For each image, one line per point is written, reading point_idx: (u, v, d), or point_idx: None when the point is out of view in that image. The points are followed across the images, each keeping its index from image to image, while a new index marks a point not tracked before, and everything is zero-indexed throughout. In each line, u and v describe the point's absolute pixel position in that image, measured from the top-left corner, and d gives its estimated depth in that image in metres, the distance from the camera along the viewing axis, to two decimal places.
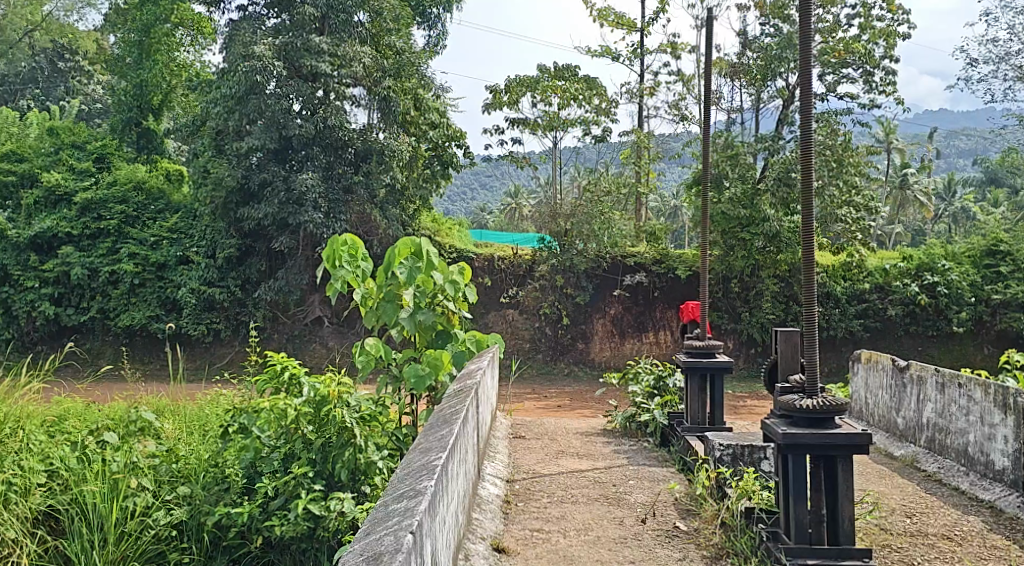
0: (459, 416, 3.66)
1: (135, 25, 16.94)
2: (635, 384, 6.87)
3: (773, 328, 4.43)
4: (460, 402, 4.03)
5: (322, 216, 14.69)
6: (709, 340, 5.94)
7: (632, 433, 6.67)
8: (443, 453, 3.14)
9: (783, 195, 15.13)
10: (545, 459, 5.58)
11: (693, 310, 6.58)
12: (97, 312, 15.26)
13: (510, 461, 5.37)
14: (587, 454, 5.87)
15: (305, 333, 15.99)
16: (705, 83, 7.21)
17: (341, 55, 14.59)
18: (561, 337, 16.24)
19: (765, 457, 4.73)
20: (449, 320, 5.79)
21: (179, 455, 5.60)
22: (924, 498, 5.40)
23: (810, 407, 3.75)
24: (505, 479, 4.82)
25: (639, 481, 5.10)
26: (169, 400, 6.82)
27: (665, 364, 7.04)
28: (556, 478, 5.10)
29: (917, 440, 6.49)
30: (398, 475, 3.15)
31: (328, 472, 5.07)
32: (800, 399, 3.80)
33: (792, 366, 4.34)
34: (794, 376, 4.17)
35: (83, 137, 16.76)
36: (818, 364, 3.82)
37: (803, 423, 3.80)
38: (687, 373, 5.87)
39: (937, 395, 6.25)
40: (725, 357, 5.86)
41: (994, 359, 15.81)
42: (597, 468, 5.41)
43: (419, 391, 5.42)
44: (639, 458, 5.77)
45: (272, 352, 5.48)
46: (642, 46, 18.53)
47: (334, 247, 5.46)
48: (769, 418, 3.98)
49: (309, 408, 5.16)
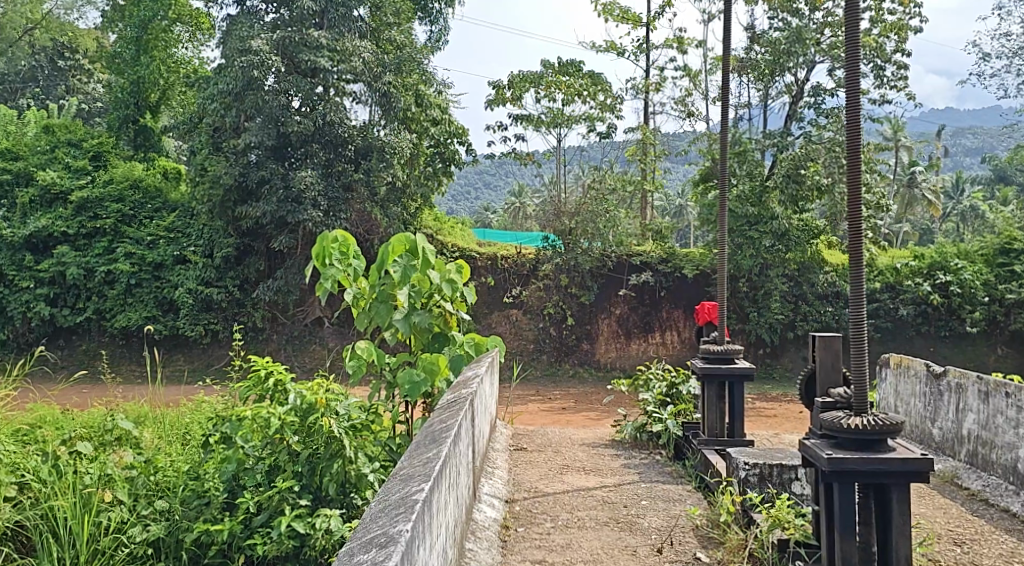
0: (450, 434, 3.28)
1: (132, 20, 16.71)
2: (646, 392, 6.49)
3: (812, 334, 4.01)
4: (452, 417, 3.62)
5: (322, 215, 14.37)
6: (728, 344, 5.53)
7: (643, 445, 6.30)
8: (425, 483, 2.76)
9: (792, 192, 14.87)
10: (548, 474, 5.23)
11: (710, 311, 6.06)
12: (93, 312, 14.95)
13: (510, 478, 5.01)
14: (595, 468, 5.50)
15: (305, 334, 15.66)
16: (724, 75, 6.82)
17: (340, 49, 14.23)
18: (566, 337, 15.88)
19: (795, 477, 4.40)
20: (447, 322, 5.44)
21: (158, 467, 5.25)
22: (971, 522, 5.04)
23: (857, 427, 3.38)
24: (504, 499, 4.47)
25: (653, 502, 4.74)
26: (151, 406, 6.49)
27: (678, 370, 6.68)
28: (559, 497, 4.74)
29: (955, 453, 6.14)
30: (372, 511, 2.77)
31: (316, 485, 4.70)
32: (846, 418, 3.44)
33: (833, 379, 3.92)
34: (831, 388, 3.81)
35: (80, 134, 16.37)
36: (867, 377, 3.44)
37: (847, 445, 3.44)
38: (704, 381, 5.45)
39: (979, 406, 5.90)
40: (746, 363, 5.46)
41: (1009, 360, 15.43)
42: (606, 486, 5.04)
43: (414, 399, 5.03)
44: (652, 473, 5.41)
45: (256, 357, 5.15)
46: (648, 41, 18.24)
47: (323, 244, 5.15)
48: (808, 439, 3.62)
49: (294, 417, 4.78)
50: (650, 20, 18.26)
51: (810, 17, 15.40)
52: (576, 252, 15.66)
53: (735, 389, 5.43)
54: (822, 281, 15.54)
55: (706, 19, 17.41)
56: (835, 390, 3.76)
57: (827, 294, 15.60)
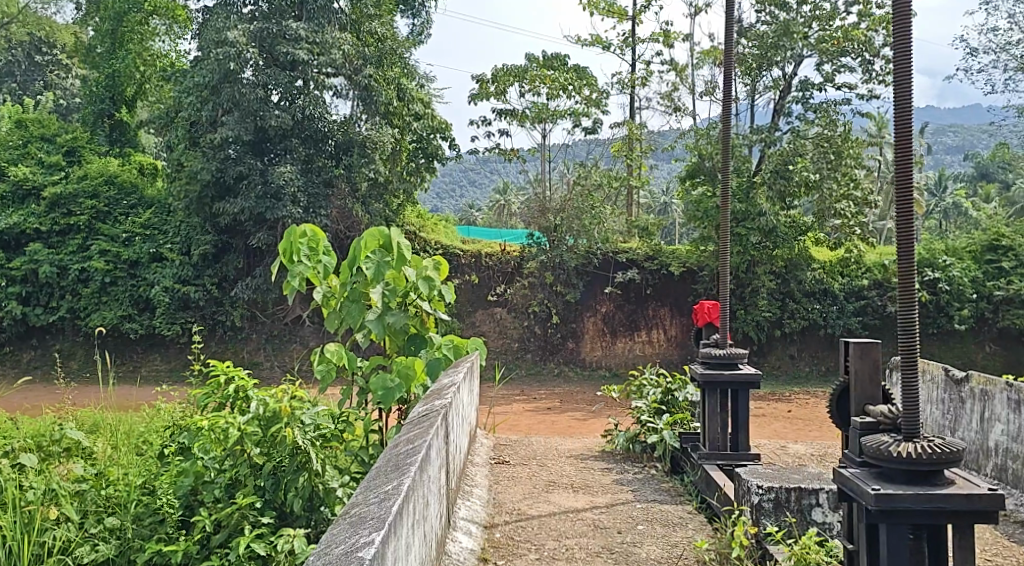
0: (414, 460, 2.86)
1: (108, 13, 16.27)
2: (640, 400, 6.18)
3: (844, 340, 3.30)
4: (420, 436, 3.18)
5: (302, 211, 13.91)
6: (731, 347, 5.14)
7: (637, 457, 5.93)
8: (378, 530, 2.32)
9: (780, 188, 14.61)
10: (531, 494, 4.83)
11: (710, 312, 5.73)
12: (66, 312, 14.45)
13: (491, 498, 4.62)
14: (584, 486, 5.13)
15: (284, 333, 15.22)
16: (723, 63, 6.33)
17: (319, 41, 13.80)
18: (551, 336, 15.53)
19: (817, 504, 3.79)
20: (424, 323, 5.04)
21: (110, 480, 4.86)
22: (1010, 549, 4.72)
23: (910, 456, 2.73)
24: (481, 524, 4.10)
25: (650, 526, 4.33)
26: (107, 415, 6.12)
27: (675, 376, 6.32)
28: (545, 521, 4.35)
29: (983, 466, 5.84)
30: (314, 564, 2.33)
31: (279, 502, 4.31)
32: (893, 443, 2.79)
33: (873, 394, 3.18)
34: (868, 406, 3.16)
35: (54, 129, 15.85)
36: (920, 391, 2.76)
37: (898, 477, 2.79)
38: (706, 388, 5.06)
39: (1009, 415, 5.61)
40: (751, 369, 5.08)
41: (997, 358, 15.25)
42: (597, 507, 4.65)
43: (388, 406, 4.63)
44: (649, 491, 5.04)
45: (215, 361, 4.78)
46: (634, 34, 17.94)
47: (290, 240, 4.80)
48: (846, 468, 2.98)
49: (256, 427, 4.39)
50: (636, 14, 17.96)
51: (798, 10, 15.10)
52: (562, 249, 15.29)
53: (739, 398, 5.04)
54: (810, 279, 15.30)
55: (692, 14, 17.13)
56: (872, 407, 3.08)
57: (815, 291, 15.34)
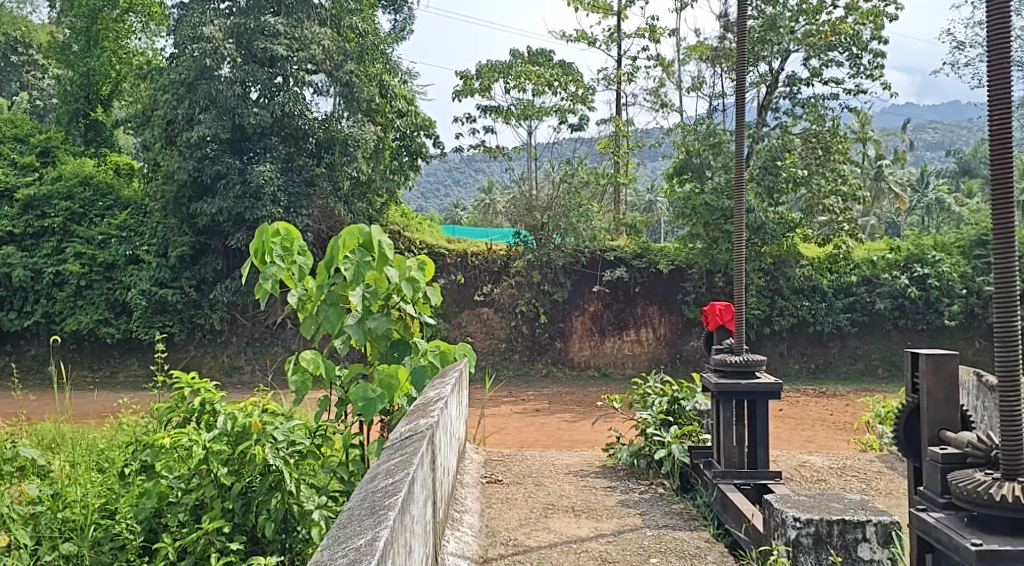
0: (390, 503, 2.49)
1: (81, 10, 15.80)
2: (645, 410, 5.83)
3: (914, 355, 2.88)
4: (401, 468, 2.80)
5: (282, 211, 13.51)
6: (749, 354, 4.79)
7: (642, 473, 5.60)
8: None
9: (769, 183, 14.17)
10: (528, 520, 4.48)
11: (723, 315, 5.32)
12: (40, 316, 13.95)
13: (485, 528, 4.26)
14: (585, 509, 4.78)
15: (266, 336, 14.78)
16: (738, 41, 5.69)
17: (298, 37, 13.39)
18: (538, 336, 15.20)
19: (862, 538, 3.47)
20: (408, 328, 4.65)
21: (68, 502, 4.49)
22: None
23: (1015, 501, 2.30)
24: (471, 560, 3.73)
25: (664, 560, 3.98)
26: (66, 432, 5.74)
27: (681, 384, 6.01)
28: (545, 554, 3.99)
29: None
30: None
31: (251, 525, 3.96)
32: (990, 483, 2.37)
33: (951, 420, 2.76)
34: (946, 430, 2.76)
35: (27, 129, 15.36)
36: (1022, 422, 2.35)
37: (1000, 526, 2.38)
38: (719, 397, 4.72)
39: None
40: (768, 377, 4.71)
41: (986, 354, 15.00)
42: (600, 535, 4.30)
43: (370, 418, 4.28)
44: (658, 515, 4.70)
45: (179, 373, 4.42)
46: (619, 30, 17.66)
47: (262, 238, 4.45)
48: (929, 513, 2.61)
49: (223, 444, 4.02)
50: (622, 9, 17.66)
51: (785, 4, 14.80)
52: (549, 248, 14.95)
53: (757, 409, 4.70)
54: (799, 276, 15.05)
55: (678, 8, 16.81)
56: (955, 436, 2.67)
57: (804, 288, 15.08)
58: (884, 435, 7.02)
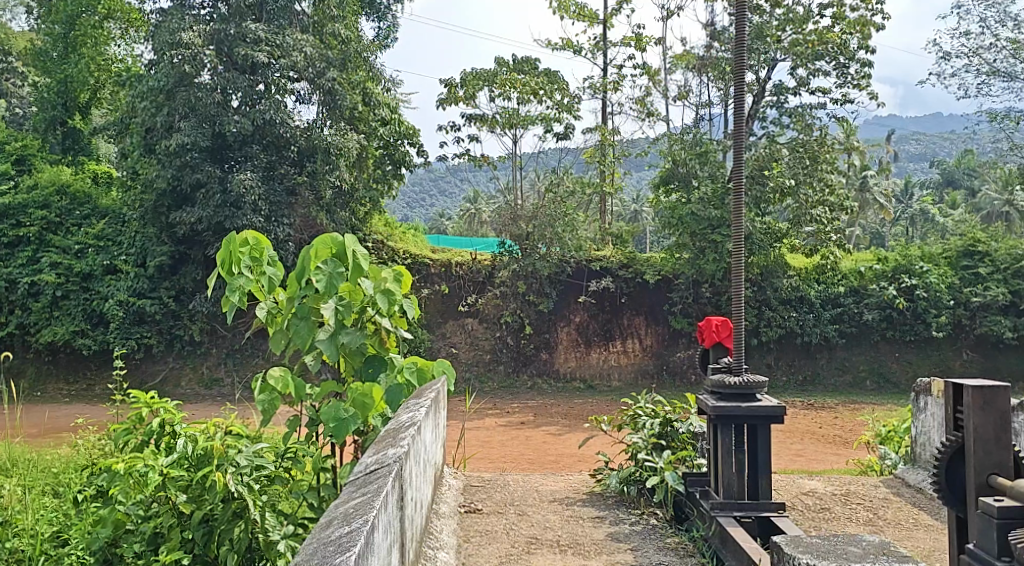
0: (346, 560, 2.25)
1: (59, 16, 15.48)
2: (636, 434, 5.59)
3: (961, 391, 3.11)
4: (364, 514, 2.56)
5: (263, 220, 13.20)
6: (747, 374, 4.56)
7: (634, 502, 5.36)
8: None
9: (757, 193, 14.02)
10: (509, 557, 4.22)
11: (719, 331, 5.10)
12: (14, 328, 13.54)
13: None
14: (571, 541, 4.53)
15: (245, 348, 14.45)
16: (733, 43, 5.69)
17: (280, 44, 13.05)
18: (524, 348, 14.86)
19: None
20: (384, 343, 4.39)
21: (19, 530, 4.21)
22: None
23: None
24: None
25: None
26: (25, 456, 5.42)
27: (673, 406, 5.75)
28: None
29: None
30: None
31: (212, 557, 3.70)
32: None
33: (999, 459, 3.04)
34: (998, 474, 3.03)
35: (2, 136, 15.01)
36: None
37: None
38: (715, 418, 4.50)
39: None
40: (767, 398, 4.49)
41: (974, 365, 14.89)
42: None
43: (342, 440, 4.03)
44: (652, 552, 4.45)
45: (138, 392, 4.15)
46: (605, 39, 17.52)
47: (230, 249, 4.19)
48: None
49: (183, 471, 3.76)
50: (607, 17, 17.53)
51: (772, 13, 14.66)
52: (535, 257, 14.70)
53: (755, 431, 4.47)
54: (786, 286, 14.89)
55: (664, 17, 16.70)
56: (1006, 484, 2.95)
57: (791, 299, 14.89)
58: (885, 457, 6.79)
